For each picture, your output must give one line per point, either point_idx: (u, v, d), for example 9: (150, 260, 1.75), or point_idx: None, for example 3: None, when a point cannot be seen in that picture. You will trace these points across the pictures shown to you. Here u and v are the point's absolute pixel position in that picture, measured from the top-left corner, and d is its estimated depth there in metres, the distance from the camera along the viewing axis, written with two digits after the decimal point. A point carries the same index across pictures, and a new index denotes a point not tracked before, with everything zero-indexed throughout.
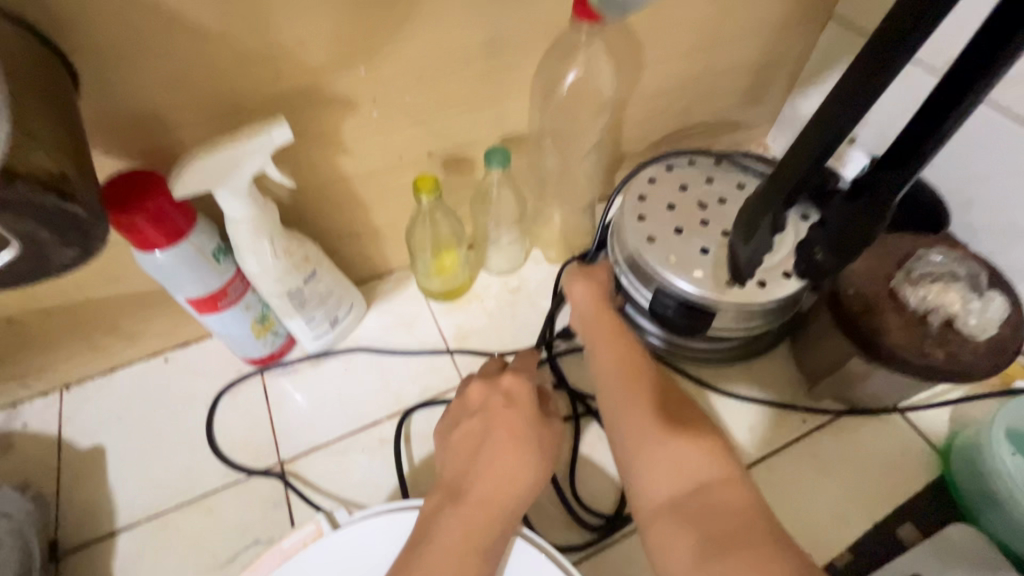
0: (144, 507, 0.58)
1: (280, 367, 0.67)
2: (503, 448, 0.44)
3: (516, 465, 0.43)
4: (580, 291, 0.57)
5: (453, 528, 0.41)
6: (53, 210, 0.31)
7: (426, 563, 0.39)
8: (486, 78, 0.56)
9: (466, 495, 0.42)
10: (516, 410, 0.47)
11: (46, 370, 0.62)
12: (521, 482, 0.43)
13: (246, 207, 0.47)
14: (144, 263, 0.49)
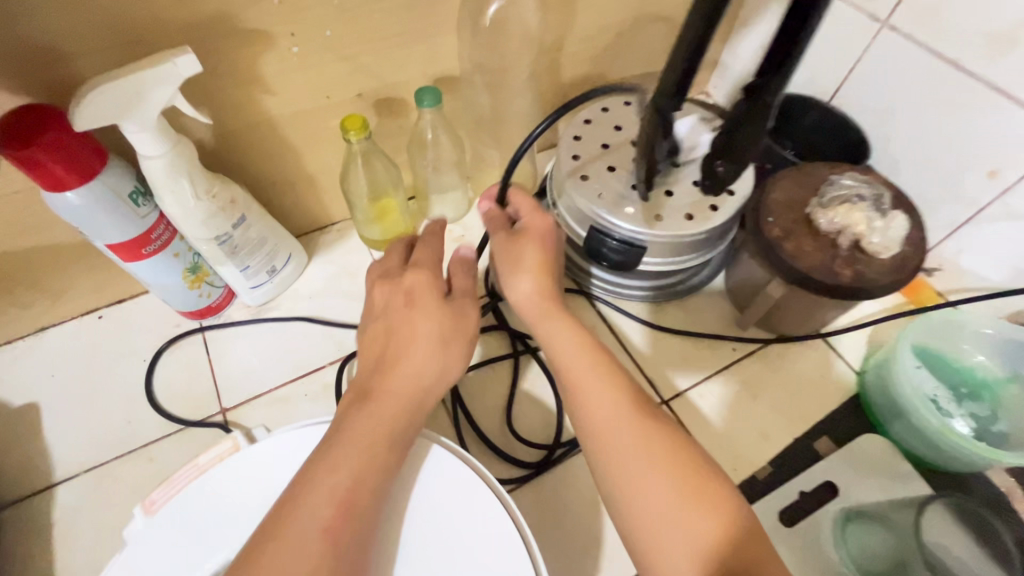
0: (83, 460, 0.58)
1: (220, 319, 0.67)
2: (411, 344, 0.45)
3: (430, 349, 0.45)
4: (525, 285, 0.49)
5: (364, 425, 0.41)
6: None
7: (340, 462, 0.40)
8: (410, 12, 0.55)
9: (378, 385, 0.43)
10: (428, 294, 0.47)
11: None
12: (436, 365, 0.45)
13: (159, 142, 0.46)
14: (55, 205, 0.47)
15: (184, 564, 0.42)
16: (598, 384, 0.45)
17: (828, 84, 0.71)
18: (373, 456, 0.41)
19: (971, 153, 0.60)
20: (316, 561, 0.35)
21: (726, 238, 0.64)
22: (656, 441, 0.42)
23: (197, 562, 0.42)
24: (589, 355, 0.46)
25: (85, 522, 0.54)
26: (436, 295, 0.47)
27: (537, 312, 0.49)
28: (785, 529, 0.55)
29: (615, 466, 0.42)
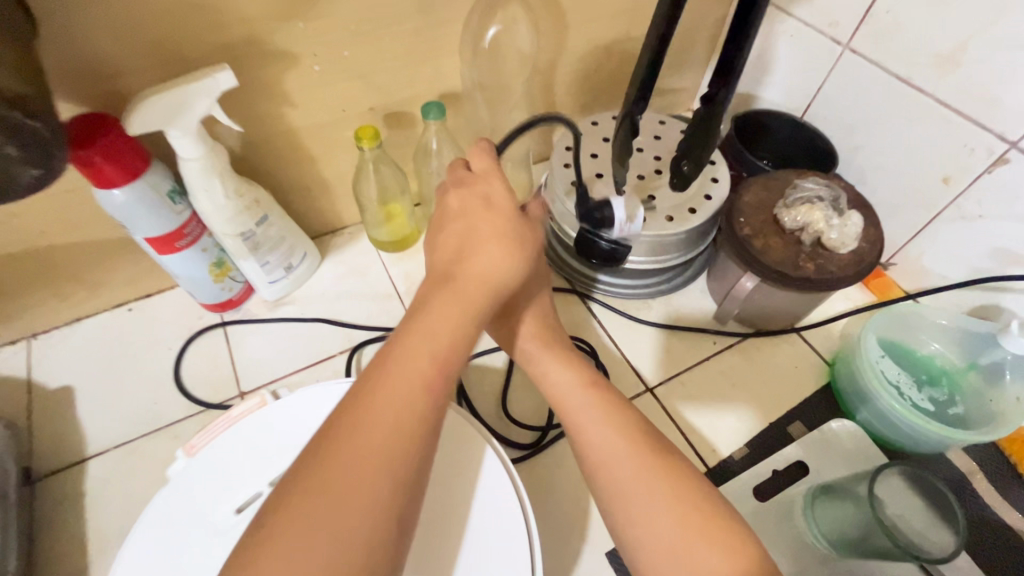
0: (113, 437, 0.63)
1: (240, 313, 0.73)
2: (486, 242, 0.45)
3: (508, 255, 0.45)
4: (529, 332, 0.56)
5: (450, 308, 0.41)
6: (18, 122, 0.37)
7: (412, 345, 0.38)
8: (417, 35, 0.62)
9: (462, 274, 0.43)
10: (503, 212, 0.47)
11: (13, 318, 0.66)
12: (512, 268, 0.45)
13: (197, 146, 0.53)
14: (103, 201, 0.54)
15: (217, 497, 0.48)
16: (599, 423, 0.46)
17: (800, 102, 0.78)
18: (462, 333, 0.40)
19: (927, 162, 0.65)
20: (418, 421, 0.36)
21: (706, 239, 0.70)
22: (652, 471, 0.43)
23: (226, 498, 0.48)
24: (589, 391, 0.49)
25: (113, 493, 0.59)
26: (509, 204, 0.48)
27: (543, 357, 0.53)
28: (759, 503, 0.60)
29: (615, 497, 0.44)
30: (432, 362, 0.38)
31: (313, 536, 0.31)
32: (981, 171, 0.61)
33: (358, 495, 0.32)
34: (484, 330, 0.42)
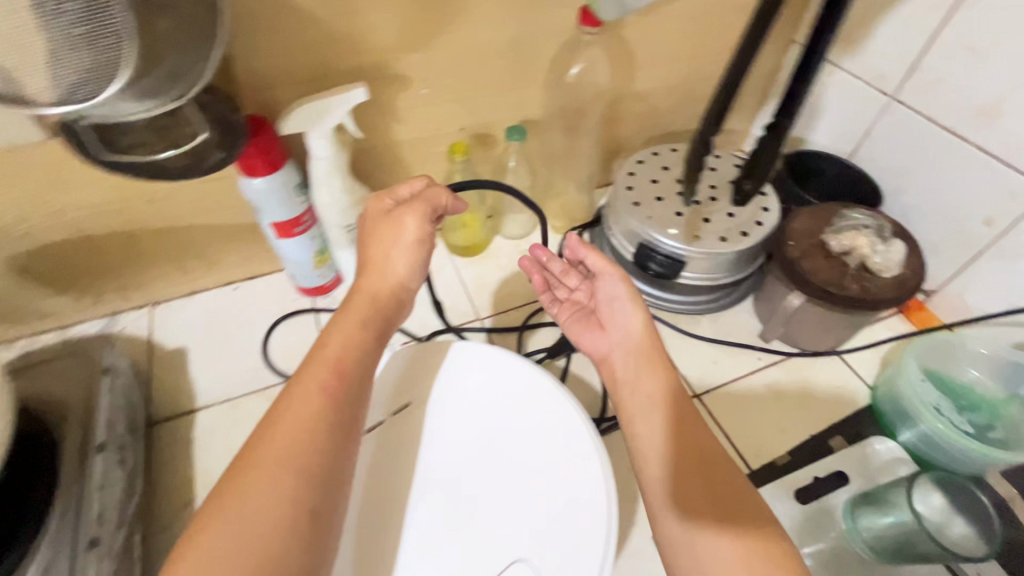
0: (219, 393, 0.72)
1: (328, 299, 0.82)
2: (385, 242, 0.59)
3: (412, 250, 0.59)
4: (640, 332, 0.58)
5: (339, 331, 0.55)
6: (219, 111, 0.50)
7: (305, 381, 0.50)
8: (509, 69, 0.72)
9: (362, 288, 0.58)
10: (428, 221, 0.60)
11: (144, 285, 0.77)
12: (412, 268, 0.60)
13: (328, 147, 0.63)
14: (245, 186, 0.64)
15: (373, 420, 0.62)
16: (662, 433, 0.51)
17: (847, 145, 0.84)
18: (352, 341, 0.54)
19: (969, 204, 0.71)
20: (317, 417, 0.48)
21: (755, 262, 0.77)
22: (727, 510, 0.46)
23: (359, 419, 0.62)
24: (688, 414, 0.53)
25: (216, 440, 0.67)
26: (423, 215, 0.59)
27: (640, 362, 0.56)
28: (800, 505, 0.63)
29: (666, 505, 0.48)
30: (328, 370, 0.51)
31: (248, 512, 0.43)
32: (1020, 214, 0.66)
33: (276, 474, 0.45)
34: (364, 351, 0.54)
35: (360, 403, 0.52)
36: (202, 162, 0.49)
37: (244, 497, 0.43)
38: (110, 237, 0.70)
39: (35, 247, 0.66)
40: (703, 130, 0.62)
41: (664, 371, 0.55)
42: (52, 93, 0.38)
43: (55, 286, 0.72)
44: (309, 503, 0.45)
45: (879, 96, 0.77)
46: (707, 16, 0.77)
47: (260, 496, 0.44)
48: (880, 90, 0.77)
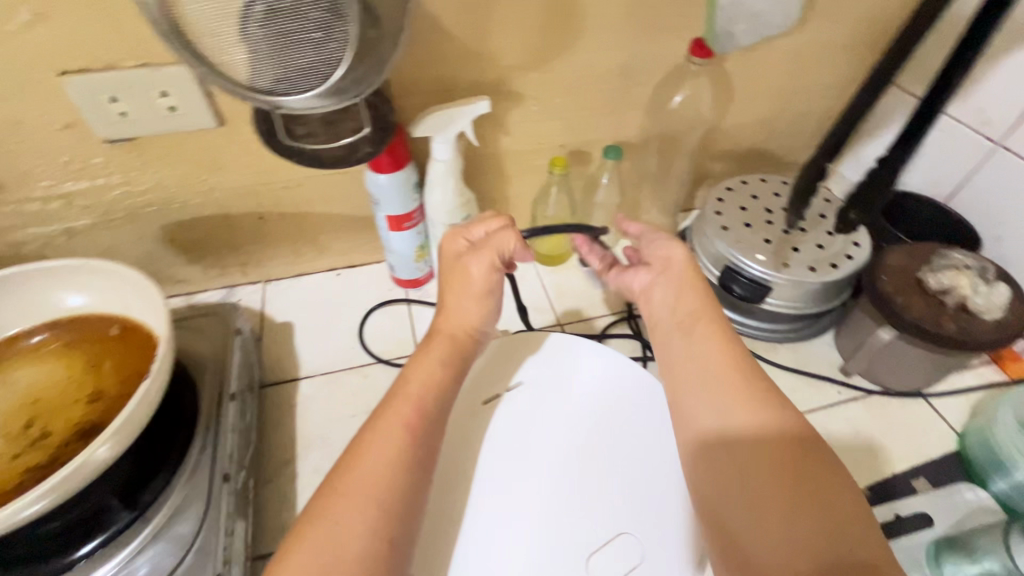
0: (320, 366, 0.79)
1: (420, 292, 0.88)
2: (459, 289, 0.64)
3: (480, 292, 0.64)
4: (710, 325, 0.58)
5: (422, 369, 0.59)
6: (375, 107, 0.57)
7: (393, 414, 0.54)
8: (614, 93, 0.78)
9: (442, 328, 0.63)
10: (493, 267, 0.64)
11: (262, 263, 0.86)
12: (481, 311, 0.64)
13: (448, 151, 0.70)
14: (369, 180, 0.72)
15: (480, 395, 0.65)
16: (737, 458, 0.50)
17: (944, 189, 0.84)
18: (433, 381, 0.58)
19: None
20: (399, 452, 0.51)
21: (840, 296, 0.77)
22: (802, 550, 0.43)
23: (473, 390, 0.65)
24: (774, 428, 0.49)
25: (317, 408, 0.73)
26: (489, 263, 0.63)
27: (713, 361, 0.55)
28: (882, 541, 0.62)
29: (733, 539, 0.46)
30: (412, 407, 0.55)
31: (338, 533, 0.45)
32: None
33: (366, 502, 0.47)
34: (441, 392, 0.58)
35: (434, 443, 0.54)
36: (355, 154, 0.56)
37: (336, 519, 0.46)
38: (245, 217, 0.78)
39: (183, 219, 0.76)
40: (818, 158, 0.63)
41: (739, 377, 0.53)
42: (259, 82, 0.46)
43: (191, 255, 0.81)
44: (390, 536, 0.47)
45: (984, 142, 0.77)
46: (808, 55, 0.80)
47: (348, 523, 0.46)
48: (985, 136, 0.77)
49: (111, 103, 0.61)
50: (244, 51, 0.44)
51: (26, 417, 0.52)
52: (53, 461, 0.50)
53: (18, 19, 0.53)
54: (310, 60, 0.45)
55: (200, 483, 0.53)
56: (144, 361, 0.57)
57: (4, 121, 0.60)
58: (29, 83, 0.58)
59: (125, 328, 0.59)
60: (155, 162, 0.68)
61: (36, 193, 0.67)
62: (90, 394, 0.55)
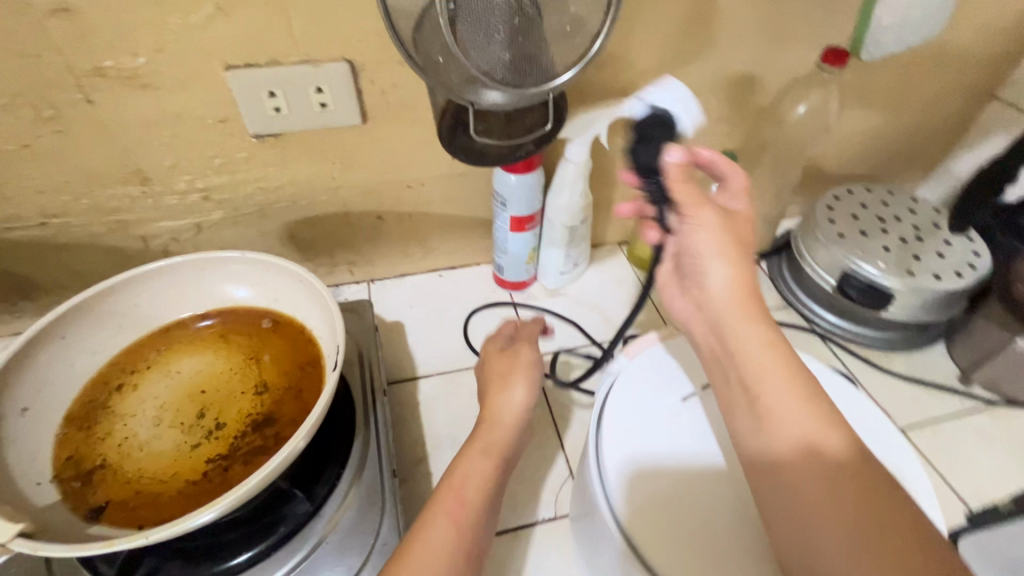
0: (435, 366, 0.78)
1: (525, 294, 0.88)
2: (500, 377, 0.60)
3: (529, 389, 0.59)
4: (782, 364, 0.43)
5: (472, 454, 0.53)
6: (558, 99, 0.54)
7: (437, 503, 0.48)
8: (733, 100, 0.78)
9: (488, 417, 0.57)
10: (534, 360, 0.62)
11: (370, 262, 0.86)
12: (532, 399, 0.59)
13: (582, 152, 0.70)
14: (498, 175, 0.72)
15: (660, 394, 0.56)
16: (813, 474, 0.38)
17: None
18: (485, 470, 0.52)
19: None
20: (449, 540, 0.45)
21: (960, 305, 0.77)
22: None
23: (668, 390, 0.56)
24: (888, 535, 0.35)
25: (439, 407, 0.73)
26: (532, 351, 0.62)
27: (789, 428, 0.40)
28: None
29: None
30: (453, 499, 0.48)
31: None
32: None
33: None
34: (489, 475, 0.52)
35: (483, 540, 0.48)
36: (516, 153, 0.56)
37: None
38: (363, 216, 0.79)
39: (307, 217, 0.76)
40: None
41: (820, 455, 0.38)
42: (470, 65, 0.44)
43: (305, 252, 0.82)
44: None
45: None
46: (924, 67, 0.80)
47: None
48: None
49: (269, 98, 0.61)
50: (464, 34, 0.42)
51: (197, 408, 0.52)
52: (231, 454, 0.49)
53: (201, 14, 0.54)
54: (549, 57, 0.46)
55: (370, 481, 0.53)
56: (306, 355, 0.57)
57: (165, 114, 0.61)
58: (197, 77, 0.58)
59: (281, 322, 0.59)
60: (294, 159, 0.69)
61: (178, 186, 0.67)
62: (256, 387, 0.54)
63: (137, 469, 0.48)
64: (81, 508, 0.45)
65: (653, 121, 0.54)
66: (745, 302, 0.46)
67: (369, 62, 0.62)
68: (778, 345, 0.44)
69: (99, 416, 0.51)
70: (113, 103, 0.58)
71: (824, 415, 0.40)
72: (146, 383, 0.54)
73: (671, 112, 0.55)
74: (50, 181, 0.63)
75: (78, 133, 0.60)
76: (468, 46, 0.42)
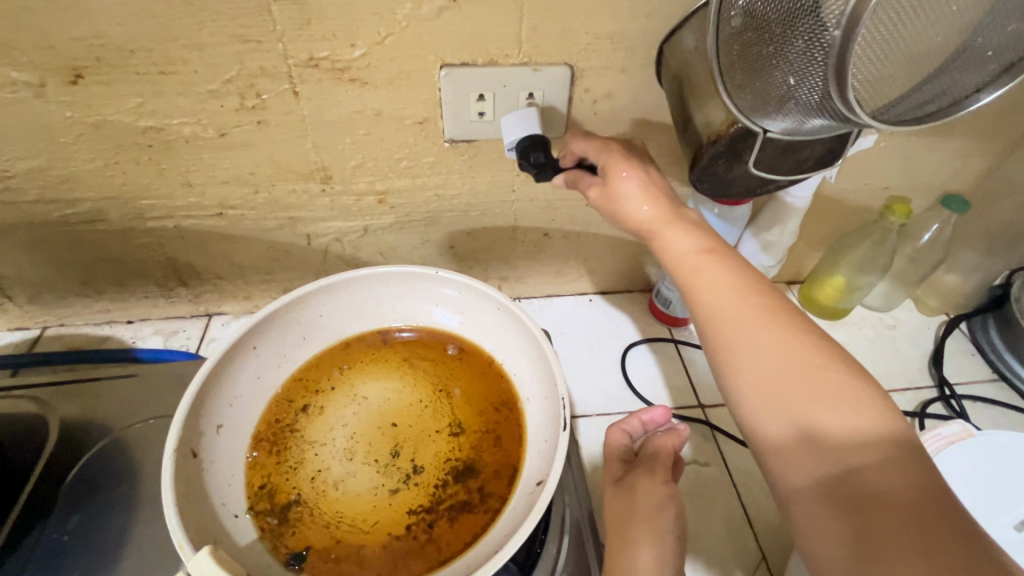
0: (596, 405, 0.69)
1: (686, 332, 0.78)
2: (621, 517, 0.48)
3: (660, 557, 0.44)
4: (679, 235, 0.47)
5: None
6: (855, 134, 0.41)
7: None
8: (980, 136, 0.65)
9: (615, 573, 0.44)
10: (660, 510, 0.47)
11: (522, 280, 0.79)
12: (666, 565, 0.44)
13: (807, 190, 0.62)
14: (515, 125, 0.54)
15: (994, 509, 0.54)
16: (744, 339, 0.43)
17: None
18: None
19: None
20: None
21: None
22: (891, 507, 0.35)
23: (1002, 508, 0.54)
24: (795, 337, 0.42)
25: None
26: (660, 482, 0.49)
27: (708, 322, 0.45)
28: None
29: (804, 525, 0.38)
30: None
31: None
32: None
33: None
34: None
35: None
36: (766, 186, 0.47)
37: None
38: (531, 232, 0.71)
39: (474, 228, 0.70)
40: None
41: (750, 318, 0.43)
42: (836, 93, 0.32)
43: (461, 264, 0.76)
44: None
45: None
46: None
47: None
48: None
49: (477, 101, 0.55)
50: (857, 50, 0.31)
51: (390, 444, 0.48)
52: (434, 509, 0.45)
53: (432, 5, 0.48)
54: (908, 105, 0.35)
55: (574, 557, 0.50)
56: (499, 394, 0.51)
57: (364, 112, 0.56)
58: (406, 74, 0.53)
59: (468, 351, 0.54)
60: (480, 167, 0.62)
61: (358, 186, 0.63)
62: (450, 427, 0.49)
63: (336, 513, 0.44)
64: (281, 552, 0.42)
65: (527, 166, 0.53)
66: (650, 224, 0.48)
67: (590, 68, 0.54)
68: (685, 246, 0.47)
69: (287, 440, 0.48)
70: (318, 97, 0.54)
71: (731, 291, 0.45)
72: (332, 407, 0.50)
73: (536, 134, 0.54)
74: (236, 173, 0.60)
75: (274, 125, 0.56)
76: (821, 46, 0.32)
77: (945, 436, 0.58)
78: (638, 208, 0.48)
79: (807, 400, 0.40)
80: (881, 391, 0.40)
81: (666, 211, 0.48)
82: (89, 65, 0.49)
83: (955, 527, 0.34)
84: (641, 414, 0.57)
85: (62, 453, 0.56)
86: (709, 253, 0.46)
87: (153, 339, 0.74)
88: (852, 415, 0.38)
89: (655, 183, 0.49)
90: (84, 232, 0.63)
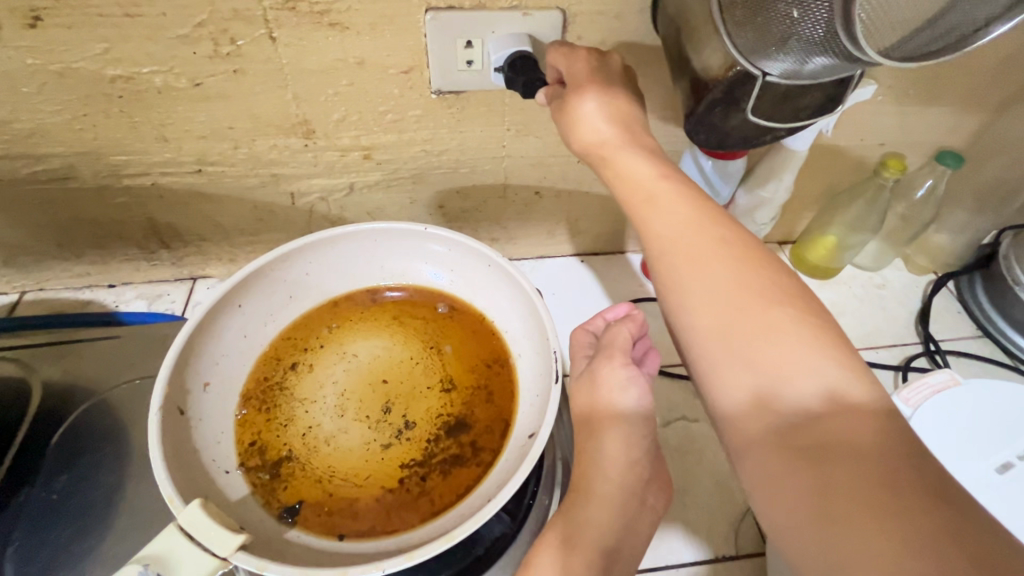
0: None
1: None
2: (585, 406, 0.50)
3: (627, 440, 0.48)
4: (638, 165, 0.46)
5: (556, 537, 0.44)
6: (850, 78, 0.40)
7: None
8: (978, 89, 0.64)
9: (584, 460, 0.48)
10: (619, 395, 0.49)
11: (514, 241, 0.78)
12: (629, 448, 0.48)
13: (804, 142, 0.61)
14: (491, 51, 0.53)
15: (972, 455, 0.56)
16: (699, 271, 0.42)
17: None
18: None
19: None
20: None
21: None
22: (843, 443, 0.35)
23: (980, 455, 0.56)
24: (752, 274, 0.42)
25: None
26: (620, 365, 0.50)
27: (664, 254, 0.44)
28: None
29: (754, 460, 0.39)
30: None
31: None
32: None
33: None
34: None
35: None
36: (762, 137, 0.45)
37: None
38: (522, 191, 0.70)
39: (464, 186, 0.68)
40: None
41: (707, 250, 0.43)
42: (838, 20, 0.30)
43: (451, 224, 0.74)
44: None
45: None
46: None
47: None
48: None
49: (464, 48, 0.53)
50: None
51: (382, 401, 0.48)
52: (427, 462, 0.45)
53: None
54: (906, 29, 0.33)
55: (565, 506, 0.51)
56: (492, 352, 0.51)
57: (346, 60, 0.53)
58: (388, 18, 0.50)
59: (458, 309, 0.53)
60: (469, 120, 0.60)
61: (342, 141, 0.60)
62: (442, 383, 0.49)
63: (328, 468, 0.44)
64: (274, 506, 0.42)
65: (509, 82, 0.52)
66: (607, 149, 0.47)
67: (582, 13, 0.52)
68: (642, 175, 0.46)
69: (278, 398, 0.47)
70: (297, 43, 0.51)
71: (687, 223, 0.44)
72: (320, 364, 0.50)
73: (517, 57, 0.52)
74: (213, 127, 0.57)
75: (252, 74, 0.53)
76: None
77: (932, 385, 0.58)
78: (594, 128, 0.47)
79: (764, 337, 0.39)
80: (841, 333, 0.40)
81: (625, 135, 0.47)
82: (47, 6, 0.46)
83: (907, 461, 0.34)
84: (605, 314, 0.57)
85: (48, 415, 0.55)
86: (667, 182, 0.45)
87: (137, 303, 0.73)
88: (805, 348, 0.39)
89: (616, 103, 0.47)
90: (55, 190, 0.61)
